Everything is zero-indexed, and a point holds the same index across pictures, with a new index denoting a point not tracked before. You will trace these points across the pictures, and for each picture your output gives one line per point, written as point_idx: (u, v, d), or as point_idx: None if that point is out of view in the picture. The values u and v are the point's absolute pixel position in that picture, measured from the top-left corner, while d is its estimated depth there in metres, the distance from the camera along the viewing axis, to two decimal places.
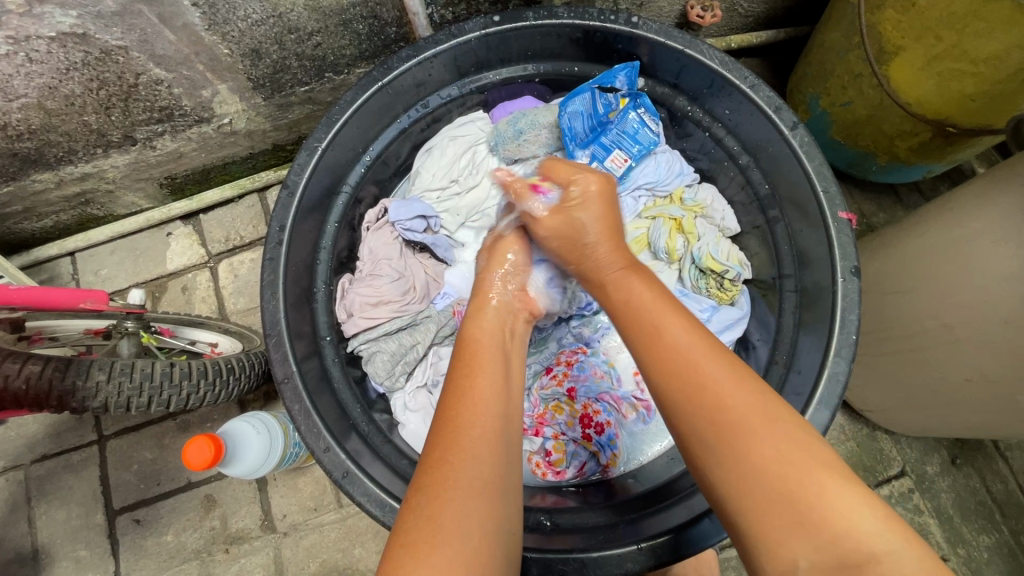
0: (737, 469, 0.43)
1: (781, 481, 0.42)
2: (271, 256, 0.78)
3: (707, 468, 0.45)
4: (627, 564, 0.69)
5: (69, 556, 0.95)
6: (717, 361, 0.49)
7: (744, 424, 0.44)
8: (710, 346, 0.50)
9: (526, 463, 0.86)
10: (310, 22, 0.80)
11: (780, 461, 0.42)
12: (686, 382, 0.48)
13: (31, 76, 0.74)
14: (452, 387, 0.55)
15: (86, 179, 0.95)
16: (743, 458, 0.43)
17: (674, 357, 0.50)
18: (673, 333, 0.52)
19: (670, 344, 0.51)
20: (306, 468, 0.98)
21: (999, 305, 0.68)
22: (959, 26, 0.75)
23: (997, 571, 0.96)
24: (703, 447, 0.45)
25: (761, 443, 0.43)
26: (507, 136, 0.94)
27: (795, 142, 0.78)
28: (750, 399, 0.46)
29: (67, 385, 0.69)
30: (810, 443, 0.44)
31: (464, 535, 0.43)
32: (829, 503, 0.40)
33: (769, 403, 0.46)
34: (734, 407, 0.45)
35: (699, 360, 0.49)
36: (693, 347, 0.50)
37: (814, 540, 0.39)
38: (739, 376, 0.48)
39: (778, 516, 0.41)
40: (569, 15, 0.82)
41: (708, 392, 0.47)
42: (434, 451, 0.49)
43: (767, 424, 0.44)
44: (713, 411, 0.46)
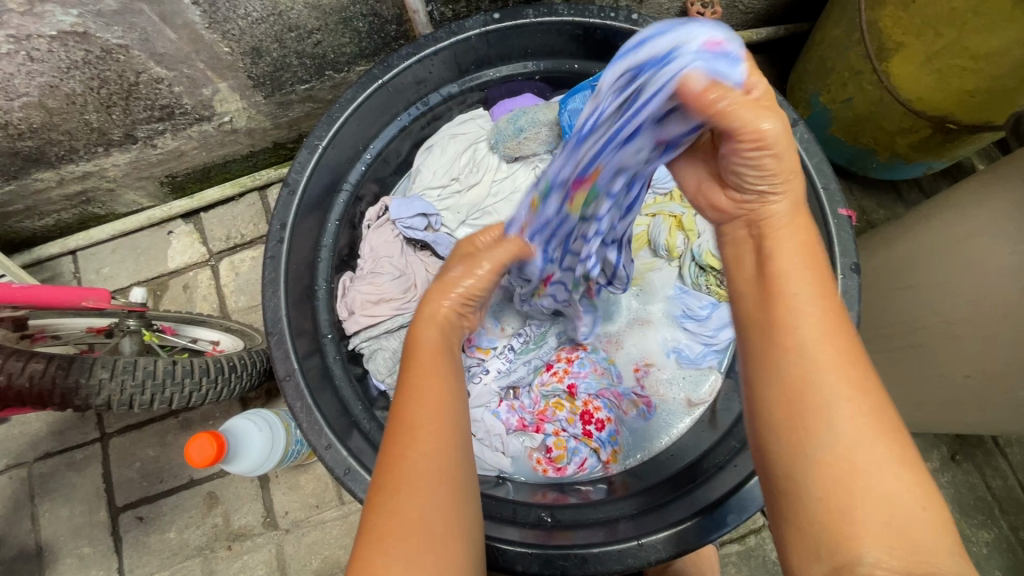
0: (828, 455, 0.42)
1: (868, 490, 0.41)
2: (272, 254, 0.78)
3: (796, 443, 0.43)
4: (628, 559, 0.69)
5: (72, 553, 0.95)
6: (826, 341, 0.45)
7: (849, 420, 0.42)
8: (826, 321, 0.46)
9: (527, 459, 0.87)
10: (310, 20, 0.80)
11: (871, 469, 0.41)
12: (790, 351, 0.46)
13: (32, 74, 0.74)
14: (405, 376, 0.54)
15: (87, 178, 0.95)
16: (835, 450, 0.42)
17: (796, 327, 0.46)
18: (797, 290, 0.47)
19: (796, 307, 0.47)
20: (308, 465, 0.98)
21: (999, 302, 0.68)
22: (960, 23, 0.75)
23: (996, 567, 0.96)
24: (798, 421, 0.44)
25: (848, 426, 0.42)
26: (507, 134, 0.94)
27: (796, 139, 0.78)
28: (850, 389, 0.43)
29: (70, 383, 0.69)
30: (899, 447, 0.42)
31: (429, 528, 0.45)
32: (898, 503, 0.40)
33: (879, 403, 0.44)
34: (843, 397, 0.43)
35: (806, 337, 0.46)
36: (814, 314, 0.46)
37: (884, 538, 0.39)
38: (850, 359, 0.45)
39: (856, 511, 0.40)
40: (568, 12, 0.81)
41: (810, 375, 0.44)
42: (392, 445, 0.49)
43: (873, 422, 0.43)
44: (810, 392, 0.44)
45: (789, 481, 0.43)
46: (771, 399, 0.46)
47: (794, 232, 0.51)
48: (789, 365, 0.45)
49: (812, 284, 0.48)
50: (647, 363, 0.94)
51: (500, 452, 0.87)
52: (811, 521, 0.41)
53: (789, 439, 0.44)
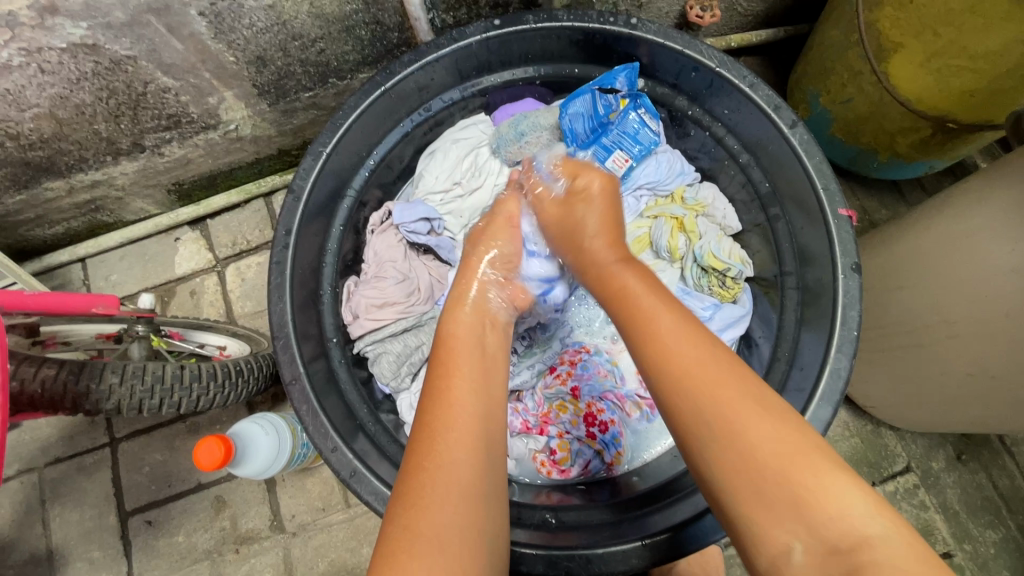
0: (730, 451, 0.47)
1: (763, 465, 0.46)
2: (278, 259, 0.79)
3: (701, 454, 0.49)
4: (632, 560, 0.69)
5: (83, 557, 0.96)
6: (689, 349, 0.53)
7: (733, 412, 0.48)
8: (687, 338, 0.54)
9: (531, 461, 0.87)
10: (314, 29, 0.81)
11: (773, 455, 0.46)
12: (673, 374, 0.52)
13: (43, 86, 0.75)
14: (430, 388, 0.56)
15: (96, 187, 0.97)
16: (738, 443, 0.47)
17: (671, 357, 0.53)
18: (658, 322, 0.55)
19: (661, 334, 0.54)
20: (314, 469, 0.99)
21: (1000, 299, 0.69)
22: (958, 23, 0.76)
23: (1004, 567, 0.96)
24: (699, 436, 0.49)
25: (740, 417, 0.48)
26: (509, 138, 0.95)
27: (795, 140, 0.79)
28: (728, 384, 0.50)
29: (81, 388, 0.70)
30: (790, 430, 0.48)
31: (440, 543, 0.45)
32: (807, 482, 0.44)
33: (763, 396, 0.50)
34: (727, 395, 0.49)
35: (667, 336, 0.54)
36: (684, 344, 0.53)
37: (799, 522, 0.43)
38: (726, 372, 0.51)
39: (775, 497, 0.45)
40: (568, 18, 0.83)
41: (698, 380, 0.51)
42: (412, 457, 0.51)
43: (754, 409, 0.49)
44: (694, 387, 0.51)
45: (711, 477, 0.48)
46: (681, 420, 0.51)
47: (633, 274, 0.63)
48: (670, 376, 0.52)
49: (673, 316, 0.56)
50: None
51: (505, 453, 0.88)
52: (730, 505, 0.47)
53: (700, 448, 0.49)
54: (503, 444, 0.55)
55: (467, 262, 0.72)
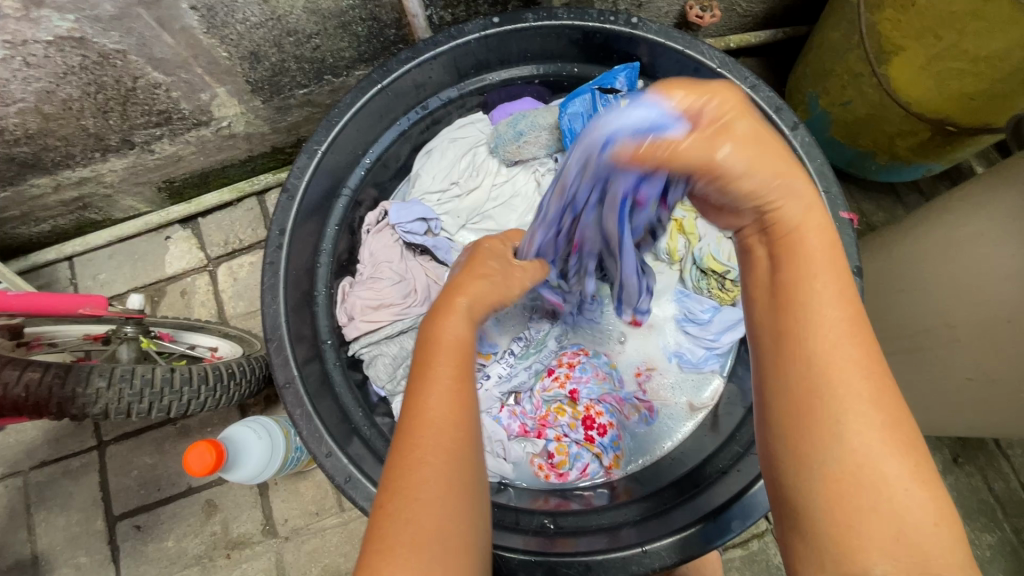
0: (852, 468, 0.43)
1: (881, 494, 0.42)
2: (271, 260, 0.77)
3: (814, 459, 0.44)
4: (632, 567, 0.68)
5: (69, 563, 0.94)
6: (849, 353, 0.45)
7: (871, 440, 0.43)
8: (849, 338, 0.46)
9: (529, 464, 0.87)
10: (309, 24, 0.80)
11: (899, 482, 0.42)
12: (823, 383, 0.45)
13: (29, 80, 0.73)
14: (416, 379, 0.51)
15: (84, 184, 0.95)
16: (866, 469, 0.43)
17: (810, 343, 0.46)
18: (822, 313, 0.46)
19: (823, 321, 0.46)
20: (307, 473, 0.97)
21: (1002, 305, 0.68)
22: (960, 26, 0.75)
23: (999, 569, 0.96)
24: (811, 437, 0.45)
25: (871, 447, 0.43)
26: (507, 138, 0.93)
27: (797, 142, 0.78)
28: (872, 406, 0.44)
29: (66, 392, 0.68)
30: (913, 457, 0.44)
31: (430, 543, 0.44)
32: (913, 515, 0.42)
33: (898, 415, 0.44)
34: (867, 410, 0.44)
35: (825, 326, 0.46)
36: (844, 333, 0.46)
37: (892, 551, 0.41)
38: (871, 371, 0.45)
39: (871, 526, 0.42)
40: (567, 16, 0.81)
41: (845, 400, 0.44)
42: (405, 451, 0.48)
43: (893, 437, 0.44)
44: (837, 413, 0.44)
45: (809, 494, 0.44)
46: (809, 426, 0.45)
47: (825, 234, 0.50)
48: (809, 376, 0.45)
49: (839, 306, 0.47)
50: (648, 368, 0.94)
51: (502, 457, 0.87)
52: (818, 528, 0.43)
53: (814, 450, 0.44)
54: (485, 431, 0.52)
55: (464, 271, 0.62)
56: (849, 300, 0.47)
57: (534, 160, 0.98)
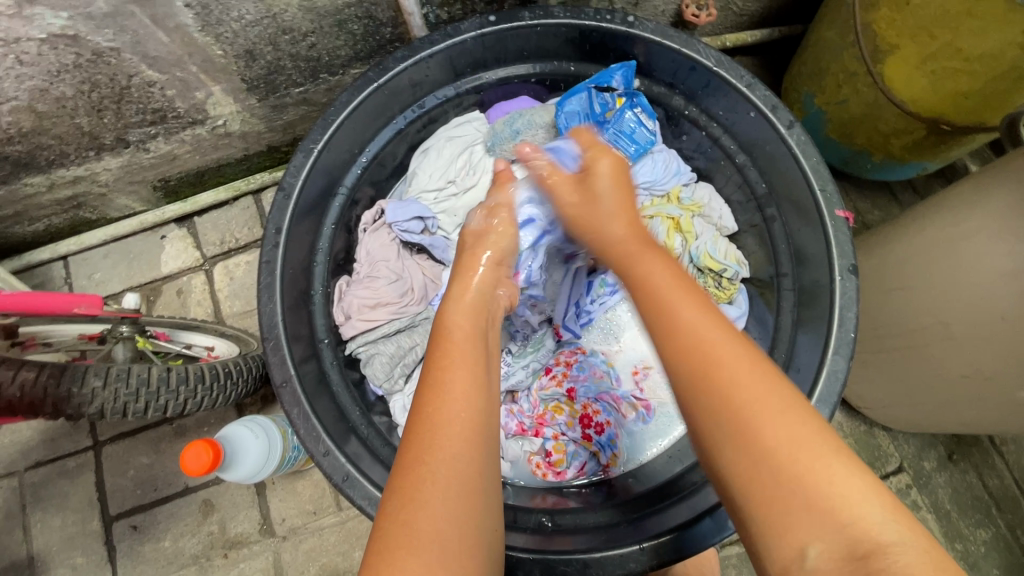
0: (745, 448, 0.44)
1: (789, 468, 0.42)
2: (268, 259, 0.77)
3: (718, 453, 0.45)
4: (629, 564, 0.69)
5: (65, 563, 0.94)
6: (717, 342, 0.48)
7: (754, 414, 0.44)
8: (714, 329, 0.49)
9: (526, 463, 0.86)
10: (305, 23, 0.79)
11: (798, 454, 0.42)
12: (695, 379, 0.47)
13: (22, 78, 0.73)
14: (427, 377, 0.54)
15: (78, 183, 0.94)
16: (760, 447, 0.43)
17: (684, 342, 0.49)
18: (683, 312, 0.51)
19: (682, 323, 0.50)
20: (305, 472, 0.97)
21: (995, 303, 0.68)
22: (954, 25, 0.76)
23: (994, 565, 0.97)
24: (713, 433, 0.46)
25: (758, 419, 0.44)
26: (504, 136, 0.94)
27: (792, 141, 0.78)
28: (749, 383, 0.46)
29: (62, 392, 0.68)
30: (803, 420, 0.44)
31: (437, 543, 0.44)
32: (826, 481, 0.41)
33: (777, 387, 0.46)
34: (743, 385, 0.46)
35: (688, 323, 0.50)
36: (707, 330, 0.49)
37: (819, 528, 0.40)
38: (743, 354, 0.48)
39: (789, 505, 0.41)
40: (564, 15, 0.81)
41: (725, 384, 0.46)
42: (409, 449, 0.49)
43: (778, 406, 0.45)
44: (721, 401, 0.46)
45: (729, 483, 0.45)
46: (700, 422, 0.47)
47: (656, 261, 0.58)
48: (692, 374, 0.47)
49: (698, 308, 0.51)
50: (646, 367, 0.94)
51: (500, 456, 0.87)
52: (750, 516, 0.43)
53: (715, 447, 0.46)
54: (499, 434, 0.53)
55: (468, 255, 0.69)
56: (706, 303, 0.52)
57: None
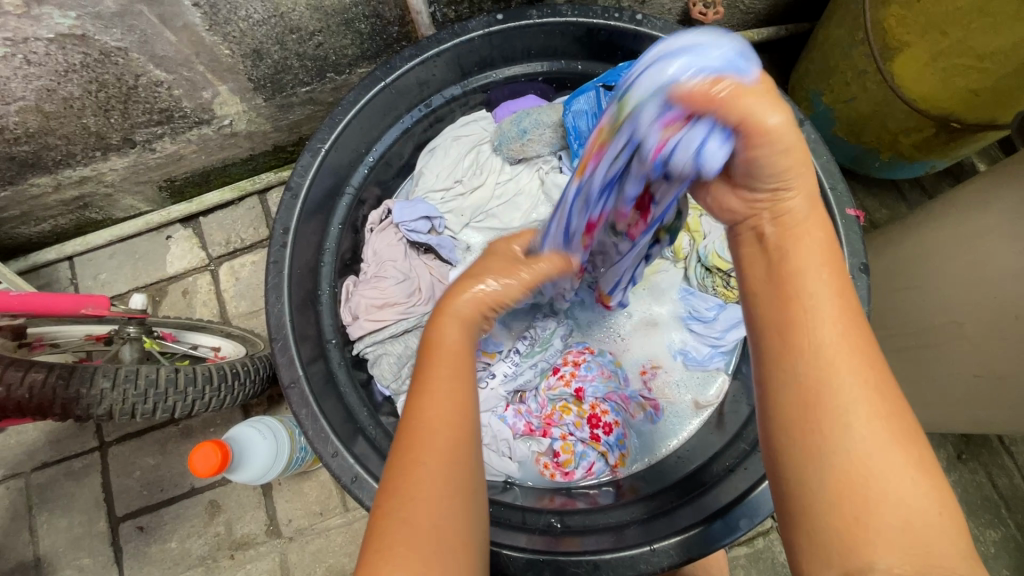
0: (851, 458, 0.40)
1: (885, 486, 0.40)
2: (276, 259, 0.77)
3: (814, 452, 0.42)
4: (640, 565, 0.68)
5: (72, 564, 0.94)
6: (845, 347, 0.43)
7: (871, 431, 0.41)
8: (843, 327, 0.44)
9: (534, 464, 0.86)
10: (312, 22, 0.79)
11: (900, 474, 0.40)
12: (809, 376, 0.43)
13: (29, 78, 0.73)
14: (416, 378, 0.52)
15: (84, 183, 0.94)
16: (863, 460, 0.40)
17: (810, 332, 0.44)
18: (820, 297, 0.45)
19: (813, 310, 0.45)
20: (311, 472, 0.97)
21: (1008, 302, 0.68)
22: (966, 22, 0.75)
23: (1004, 565, 0.96)
24: (816, 431, 0.42)
25: (865, 436, 0.41)
26: (511, 136, 0.93)
27: (803, 139, 0.77)
28: (871, 401, 0.42)
29: (71, 393, 0.68)
30: (916, 449, 0.41)
31: (431, 540, 0.43)
32: (916, 505, 0.39)
33: (899, 410, 0.42)
34: (864, 400, 0.42)
35: (827, 314, 0.44)
36: (837, 329, 0.44)
37: (899, 544, 0.38)
38: (870, 367, 0.43)
39: (875, 519, 0.39)
40: (572, 12, 0.81)
41: (839, 393, 0.42)
42: (401, 451, 0.48)
43: (891, 430, 0.41)
44: (828, 402, 0.42)
45: (808, 470, 0.42)
46: (802, 414, 0.43)
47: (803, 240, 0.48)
48: (809, 373, 0.43)
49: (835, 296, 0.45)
50: (653, 366, 0.94)
51: (508, 456, 0.87)
52: (818, 517, 0.41)
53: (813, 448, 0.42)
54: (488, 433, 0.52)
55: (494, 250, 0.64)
56: (846, 293, 0.46)
57: (538, 158, 0.98)
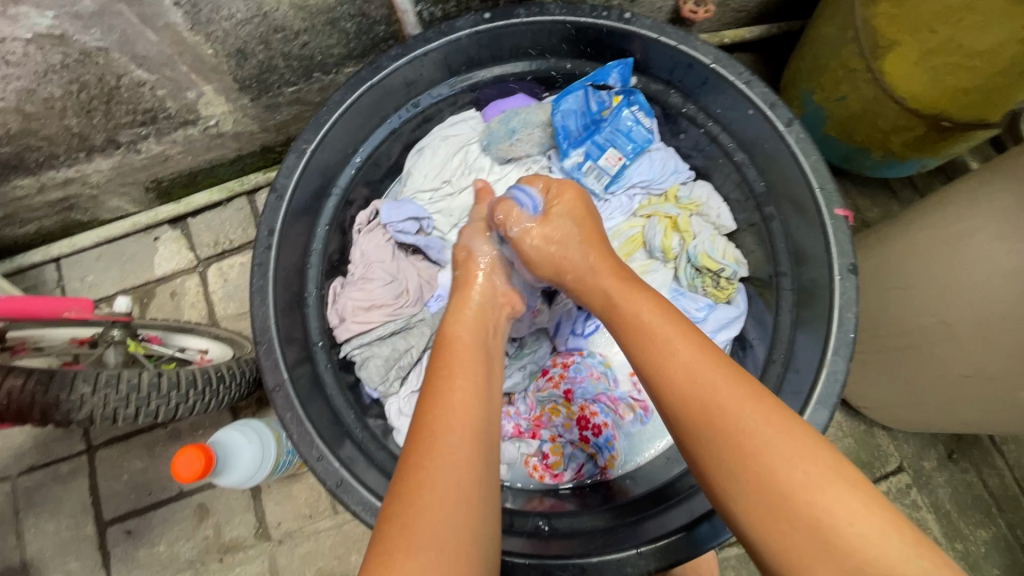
0: (755, 484, 0.45)
1: (797, 505, 0.43)
2: (260, 261, 0.76)
3: (730, 493, 0.47)
4: (627, 569, 0.68)
5: (59, 568, 0.93)
6: (716, 382, 0.51)
7: (760, 451, 0.46)
8: (706, 369, 0.52)
9: (523, 466, 0.85)
10: (297, 21, 0.78)
11: (806, 492, 0.43)
12: (722, 433, 0.48)
13: (9, 79, 0.72)
14: (430, 388, 0.54)
15: (69, 184, 0.93)
16: (767, 483, 0.45)
17: (677, 386, 0.52)
18: (679, 353, 0.53)
19: (677, 364, 0.53)
20: (300, 475, 0.96)
21: (996, 302, 0.67)
22: (956, 20, 0.75)
23: (995, 565, 0.96)
24: (721, 472, 0.47)
25: (762, 458, 0.46)
26: (500, 135, 0.93)
27: (791, 139, 0.77)
28: (748, 422, 0.48)
29: (50, 399, 0.67)
30: (814, 455, 0.45)
31: (437, 545, 0.43)
32: (837, 513, 0.42)
33: (779, 423, 0.48)
34: (746, 423, 0.48)
35: (684, 361, 0.53)
36: (704, 371, 0.52)
37: (831, 562, 0.41)
38: (740, 390, 0.50)
39: (798, 540, 0.42)
40: (560, 11, 0.80)
41: (726, 428, 0.48)
42: (409, 458, 0.49)
43: (785, 445, 0.46)
44: (716, 437, 0.48)
45: (743, 523, 0.46)
46: (708, 461, 0.48)
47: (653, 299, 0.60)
48: (690, 415, 0.50)
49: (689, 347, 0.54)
50: None
51: None
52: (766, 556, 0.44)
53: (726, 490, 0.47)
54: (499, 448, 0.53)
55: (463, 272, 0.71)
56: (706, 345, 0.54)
57: (527, 158, 0.98)
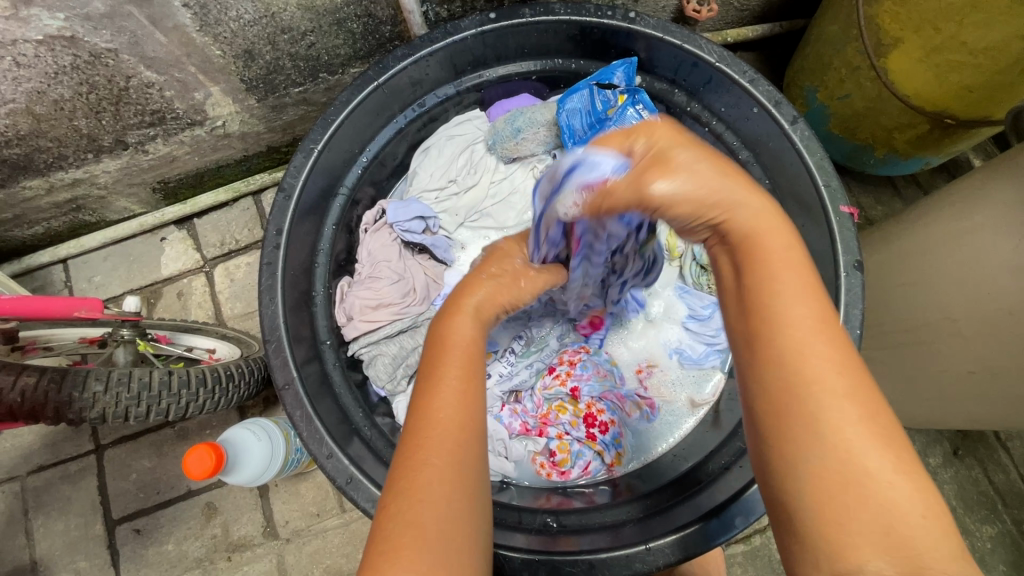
0: (826, 460, 0.39)
1: (860, 489, 0.38)
2: (269, 260, 0.77)
3: (786, 456, 0.41)
4: (636, 564, 0.68)
5: (68, 567, 0.93)
6: (819, 348, 0.42)
7: (843, 431, 0.39)
8: (820, 331, 0.42)
9: (530, 463, 0.87)
10: (303, 22, 0.79)
11: (880, 477, 0.38)
12: (808, 407, 0.40)
13: (19, 80, 0.72)
14: (421, 381, 0.52)
15: (77, 186, 0.94)
16: (841, 462, 0.39)
17: (777, 336, 0.43)
18: (787, 299, 0.43)
19: (787, 316, 0.43)
20: (308, 474, 0.97)
21: (1001, 298, 0.68)
22: (959, 18, 0.75)
23: (1000, 561, 0.97)
24: (782, 430, 0.41)
25: (842, 436, 0.39)
26: (505, 135, 0.93)
27: (796, 137, 0.77)
28: (845, 400, 0.40)
29: (63, 397, 0.68)
30: (896, 447, 0.40)
31: (435, 543, 0.43)
32: (901, 506, 0.38)
33: (875, 405, 0.41)
34: (838, 398, 0.40)
35: (798, 317, 0.43)
36: (812, 330, 0.42)
37: (885, 550, 0.37)
38: (845, 365, 0.42)
39: (857, 523, 0.38)
40: (565, 11, 0.80)
41: (818, 398, 0.40)
42: (403, 455, 0.48)
43: (870, 429, 0.40)
44: (798, 405, 0.41)
45: (790, 487, 0.40)
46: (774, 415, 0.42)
47: (784, 247, 0.45)
48: (781, 377, 0.42)
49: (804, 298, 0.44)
50: (650, 365, 0.93)
51: (503, 456, 0.87)
52: (803, 529, 0.39)
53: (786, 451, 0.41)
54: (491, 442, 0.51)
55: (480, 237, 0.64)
56: (818, 296, 0.44)
57: (532, 157, 0.98)
